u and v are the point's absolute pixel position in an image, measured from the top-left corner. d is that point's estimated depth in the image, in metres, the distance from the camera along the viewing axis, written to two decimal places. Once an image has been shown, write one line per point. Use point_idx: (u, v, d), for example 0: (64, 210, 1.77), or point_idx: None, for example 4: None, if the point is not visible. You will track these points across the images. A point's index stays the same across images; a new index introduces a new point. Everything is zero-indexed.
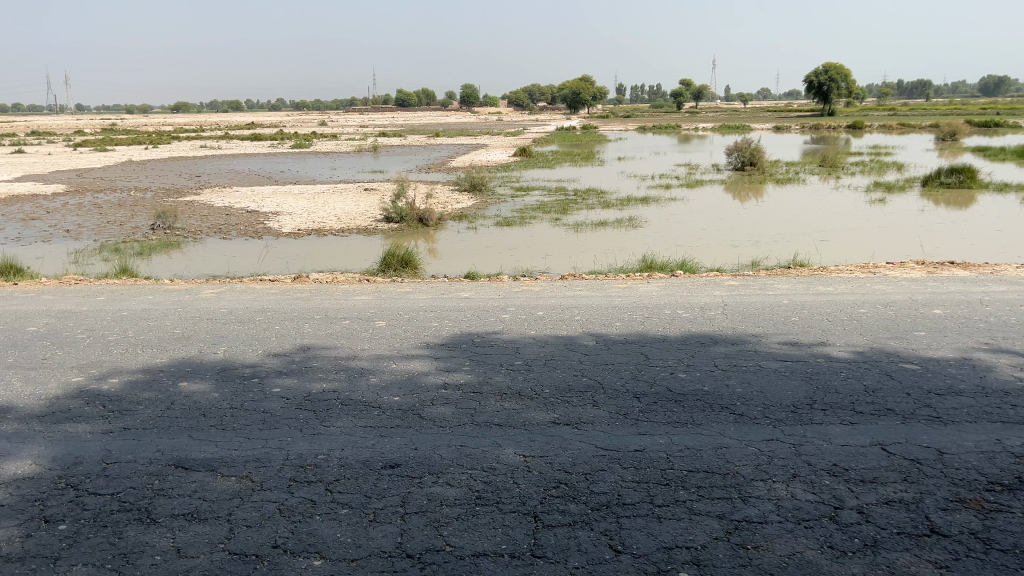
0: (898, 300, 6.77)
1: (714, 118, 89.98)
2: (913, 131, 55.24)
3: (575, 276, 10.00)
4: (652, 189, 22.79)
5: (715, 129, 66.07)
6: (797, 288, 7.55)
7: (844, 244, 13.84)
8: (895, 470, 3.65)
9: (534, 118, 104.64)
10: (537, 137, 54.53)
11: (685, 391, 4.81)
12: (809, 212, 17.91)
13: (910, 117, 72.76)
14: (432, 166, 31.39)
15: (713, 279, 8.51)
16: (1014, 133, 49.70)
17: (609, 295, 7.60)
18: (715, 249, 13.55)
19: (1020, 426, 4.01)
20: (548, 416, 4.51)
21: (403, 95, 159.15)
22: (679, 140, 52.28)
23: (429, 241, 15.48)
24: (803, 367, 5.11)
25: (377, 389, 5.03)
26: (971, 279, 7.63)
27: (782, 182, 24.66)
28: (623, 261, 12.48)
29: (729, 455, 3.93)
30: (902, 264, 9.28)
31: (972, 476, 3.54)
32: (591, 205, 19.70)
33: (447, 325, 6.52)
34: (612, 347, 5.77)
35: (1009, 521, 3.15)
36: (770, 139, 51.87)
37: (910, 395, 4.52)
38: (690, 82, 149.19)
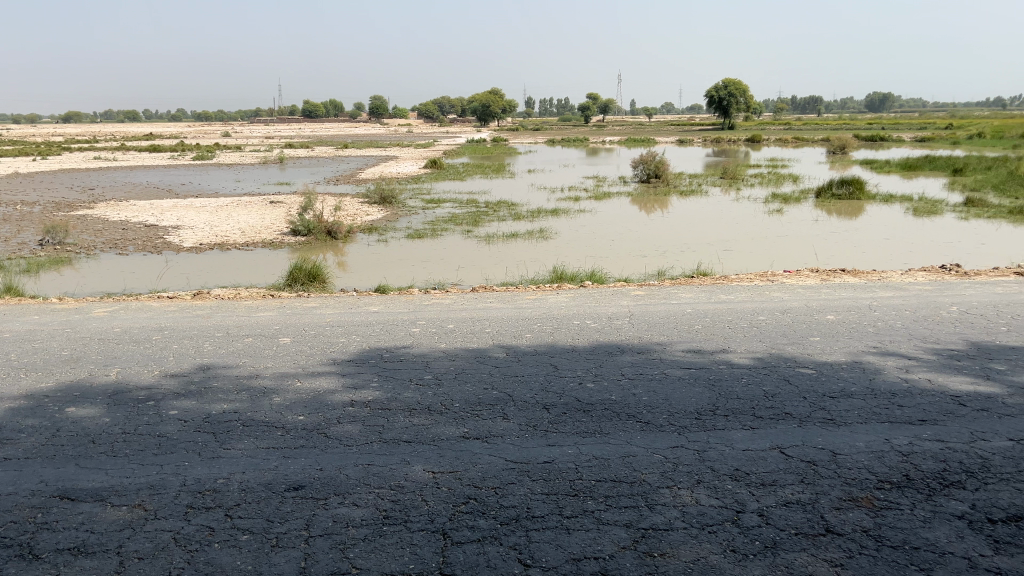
0: (794, 307, 7.06)
1: (621, 131, 92.31)
2: (806, 145, 57.97)
3: (486, 287, 10.04)
4: (561, 201, 23.14)
5: (621, 142, 67.73)
6: (700, 296, 7.78)
7: (745, 253, 14.38)
8: (792, 472, 3.77)
9: (444, 129, 104.88)
10: (448, 149, 54.61)
11: (593, 400, 4.86)
12: (712, 223, 18.53)
13: (804, 131, 76.50)
14: (341, 178, 30.93)
15: (620, 289, 8.68)
16: (897, 147, 52.91)
17: (519, 307, 7.62)
18: (623, 259, 13.83)
19: (907, 426, 4.21)
20: (458, 431, 4.46)
21: (310, 106, 156.08)
22: (589, 153, 53.40)
23: (338, 254, 15.23)
24: (706, 374, 5.24)
25: (280, 409, 4.87)
26: (860, 285, 8.05)
27: (685, 193, 25.46)
28: (534, 272, 12.59)
29: (636, 463, 3.98)
30: (798, 271, 9.71)
31: (863, 476, 3.70)
32: (502, 216, 19.82)
33: (355, 340, 6.40)
34: (522, 358, 5.78)
35: (898, 518, 3.30)
36: (674, 151, 53.66)
37: (806, 399, 4.70)
38: (597, 96, 152.72)
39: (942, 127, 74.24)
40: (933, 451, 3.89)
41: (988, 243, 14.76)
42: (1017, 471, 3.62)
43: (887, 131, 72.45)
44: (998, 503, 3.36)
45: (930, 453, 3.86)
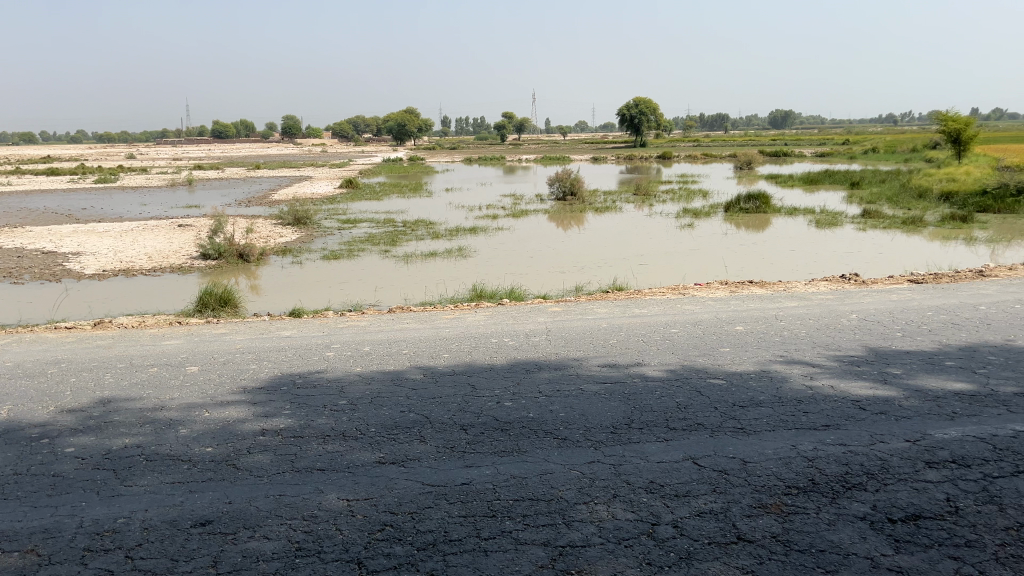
0: (705, 319, 7.25)
1: (537, 149, 93.46)
2: (715, 161, 60.03)
3: (404, 307, 9.96)
4: (479, 219, 23.22)
5: (538, 160, 68.62)
6: (615, 311, 7.91)
7: (659, 266, 14.72)
8: (705, 482, 3.85)
9: (360, 149, 103.94)
10: (364, 169, 54.12)
11: (511, 419, 4.85)
12: (628, 238, 18.91)
13: (713, 148, 79.20)
14: (253, 200, 30.19)
15: (538, 305, 8.73)
16: (800, 162, 55.34)
17: (437, 327, 7.57)
18: (542, 276, 13.94)
19: (812, 432, 4.35)
20: (374, 456, 4.38)
21: (221, 126, 152.13)
22: (506, 171, 53.84)
23: (251, 278, 14.84)
24: (620, 388, 5.30)
25: (186, 442, 4.67)
26: (768, 296, 8.33)
27: (600, 210, 25.92)
28: (453, 291, 12.54)
29: (553, 480, 3.99)
30: (709, 284, 9.99)
31: (772, 482, 3.80)
32: (420, 235, 19.73)
33: (267, 366, 6.22)
34: (439, 379, 5.73)
35: (805, 522, 3.40)
36: (589, 169, 54.62)
37: (717, 409, 4.81)
38: (512, 115, 154.35)
39: (839, 142, 78.11)
40: (836, 455, 4.03)
41: (886, 253, 15.54)
42: (913, 471, 3.79)
43: (790, 146, 75.68)
44: (896, 503, 3.50)
45: (834, 458, 4.00)
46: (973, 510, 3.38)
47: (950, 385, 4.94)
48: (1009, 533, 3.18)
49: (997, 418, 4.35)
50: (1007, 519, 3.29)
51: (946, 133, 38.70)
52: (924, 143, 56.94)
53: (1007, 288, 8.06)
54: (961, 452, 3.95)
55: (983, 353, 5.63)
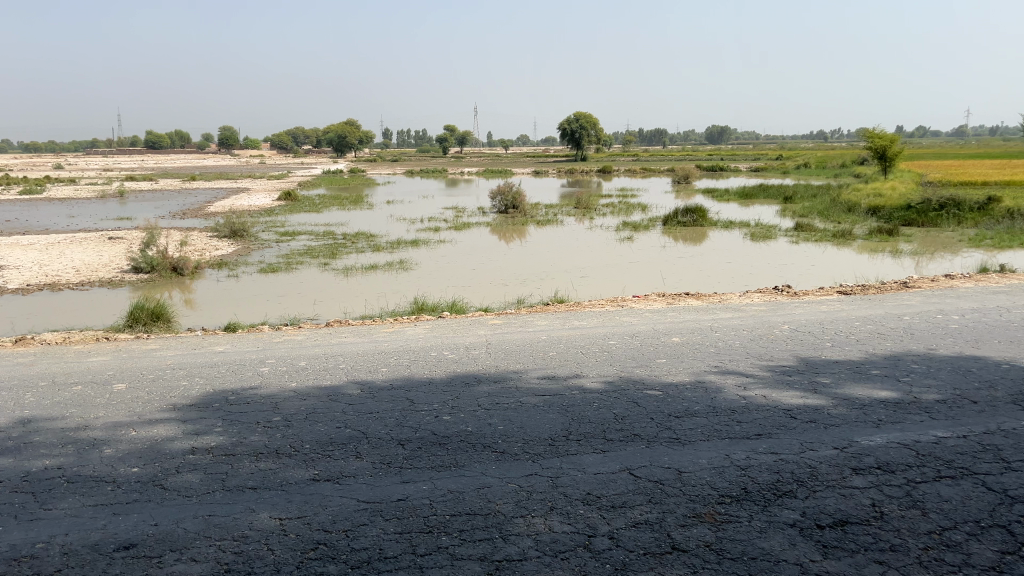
0: (642, 330, 7.34)
1: (480, 162, 93.65)
2: (654, 175, 61.08)
3: (342, 321, 9.82)
4: (420, 232, 23.13)
5: (480, 173, 68.77)
6: (555, 323, 7.95)
7: (599, 279, 14.87)
8: (641, 493, 3.87)
9: (300, 161, 102.69)
10: (304, 181, 53.44)
11: (449, 433, 4.81)
12: (569, 251, 19.07)
13: (651, 162, 80.69)
14: (188, 212, 29.47)
15: (477, 318, 8.71)
16: (736, 177, 56.72)
17: (376, 341, 7.48)
18: (483, 289, 13.94)
19: (745, 441, 4.43)
20: (308, 473, 4.29)
21: (154, 136, 148.02)
22: (448, 183, 53.87)
23: (185, 292, 14.47)
24: (559, 401, 5.31)
25: (111, 462, 4.50)
26: (703, 307, 8.49)
27: (542, 223, 26.10)
28: (394, 304, 12.42)
29: (490, 494, 3.96)
30: (647, 296, 10.12)
31: (706, 492, 3.85)
32: (360, 248, 19.54)
33: (198, 383, 6.05)
34: (377, 394, 5.65)
35: (737, 531, 3.45)
36: (530, 182, 55.02)
37: (653, 420, 4.86)
38: (454, 128, 154.50)
39: (773, 158, 80.40)
40: (767, 463, 4.11)
41: (817, 265, 16.01)
42: (841, 477, 3.89)
43: (726, 161, 77.52)
44: (825, 509, 3.58)
45: (766, 466, 4.08)
46: (896, 515, 3.49)
47: (876, 393, 5.10)
48: (931, 536, 3.28)
49: (919, 425, 4.51)
50: (929, 523, 3.40)
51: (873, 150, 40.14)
52: (852, 159, 58.98)
53: (929, 299, 8.37)
54: (886, 458, 4.07)
55: (907, 361, 5.83)
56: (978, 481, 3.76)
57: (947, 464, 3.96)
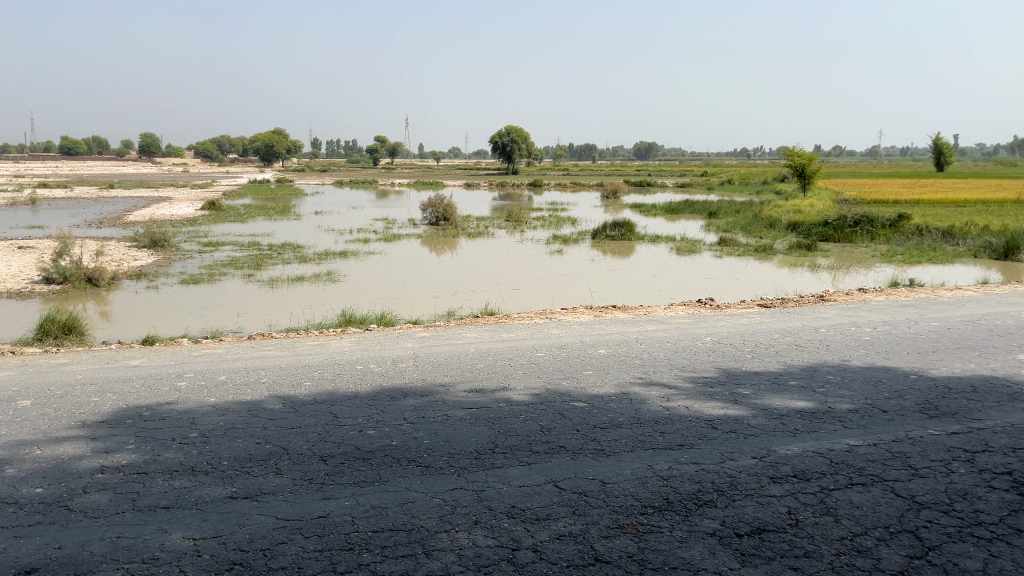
0: (570, 342, 7.39)
1: (411, 174, 93.17)
2: (583, 189, 61.94)
3: (266, 334, 9.58)
4: (349, 243, 22.84)
5: (411, 185, 68.48)
6: (483, 335, 7.94)
7: (529, 291, 14.93)
8: (565, 505, 3.88)
9: (225, 170, 100.28)
10: (229, 190, 52.16)
11: (373, 447, 4.73)
12: (499, 263, 19.11)
13: (581, 177, 81.82)
14: (105, 221, 28.37)
15: (405, 331, 8.62)
16: (664, 192, 57.94)
17: (300, 354, 7.31)
18: (413, 300, 13.86)
19: (668, 451, 4.49)
20: (225, 491, 4.15)
21: (70, 142, 142.29)
22: (379, 194, 53.46)
23: (100, 303, 13.90)
24: (486, 414, 5.29)
25: (12, 483, 4.26)
26: (630, 320, 8.61)
27: (472, 235, 26.11)
28: (321, 316, 12.21)
29: (414, 509, 3.91)
30: (576, 309, 10.20)
31: (629, 503, 3.88)
32: (286, 259, 19.15)
33: (111, 399, 5.80)
34: (299, 408, 5.52)
35: (659, 541, 3.48)
36: (462, 195, 55.07)
37: (579, 431, 4.88)
38: (385, 138, 153.41)
39: (697, 174, 82.54)
40: (689, 473, 4.17)
41: (740, 279, 16.45)
42: (759, 486, 3.98)
43: (653, 176, 79.19)
44: (744, 517, 3.66)
45: (687, 476, 4.15)
46: (811, 522, 3.58)
47: (793, 404, 5.25)
48: (844, 542, 3.38)
49: (834, 433, 4.66)
50: (842, 529, 3.50)
51: (793, 168, 41.58)
52: (773, 176, 61.05)
53: (844, 312, 8.68)
54: (802, 466, 4.19)
55: (822, 372, 6.02)
56: (887, 487, 3.90)
57: (859, 472, 4.09)
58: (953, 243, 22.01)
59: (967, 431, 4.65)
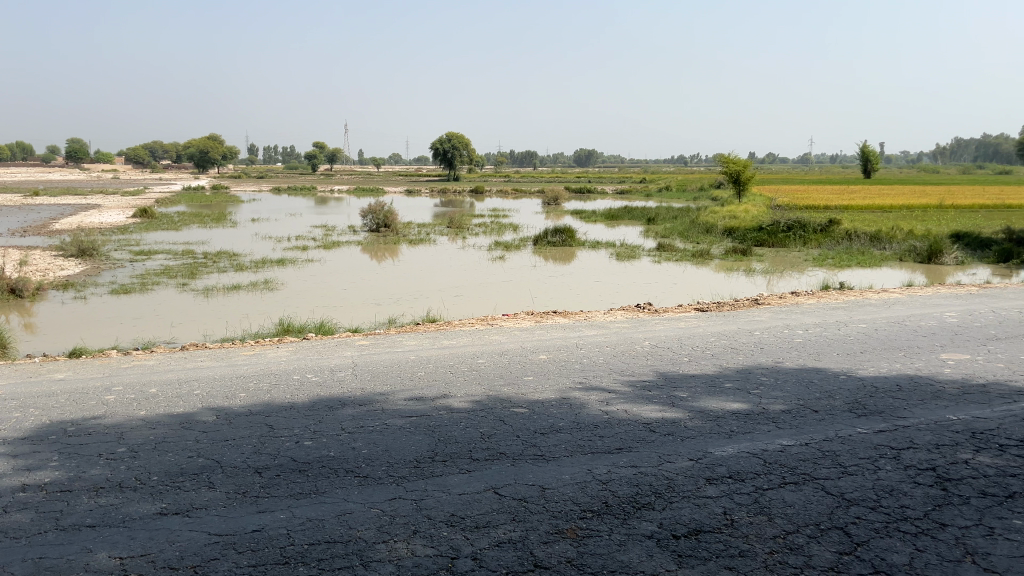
0: (510, 348, 7.39)
1: (351, 181, 92.25)
2: (525, 196, 62.26)
3: (201, 345, 9.35)
4: (287, 251, 22.46)
5: (351, 192, 67.72)
6: (423, 343, 7.89)
7: (472, 297, 14.91)
8: (504, 512, 3.87)
9: (157, 176, 97.62)
10: (162, 197, 50.74)
11: (310, 459, 4.65)
12: (441, 270, 19.02)
13: (522, 183, 82.15)
14: (30, 229, 27.30)
15: (343, 339, 8.50)
16: (604, 199, 58.65)
17: (235, 365, 7.14)
18: (353, 308, 13.71)
19: (607, 455, 4.53)
20: (154, 507, 4.02)
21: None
22: (318, 201, 52.69)
23: (24, 315, 13.37)
24: (425, 422, 5.24)
25: None
26: (571, 325, 8.67)
27: (413, 241, 25.95)
28: (258, 325, 11.98)
29: (352, 520, 3.84)
30: (517, 315, 10.23)
31: (569, 508, 3.89)
32: (222, 267, 18.72)
33: (34, 414, 5.57)
34: (234, 420, 5.39)
35: (597, 545, 3.50)
36: (403, 201, 54.67)
37: (519, 438, 4.88)
38: (324, 144, 151.53)
39: (636, 181, 83.83)
40: (627, 477, 4.21)
41: (679, 283, 16.74)
42: (695, 487, 4.03)
43: (592, 183, 80.11)
44: (681, 519, 3.70)
45: (626, 479, 4.18)
46: (746, 521, 3.64)
47: (728, 405, 5.34)
48: (777, 541, 3.45)
49: (767, 434, 4.76)
50: (775, 528, 3.57)
51: (729, 175, 42.53)
52: (709, 183, 62.41)
53: (778, 314, 8.91)
54: (737, 467, 4.26)
55: (756, 374, 6.15)
56: (818, 485, 4.00)
57: (791, 471, 4.18)
58: (880, 247, 22.80)
59: (893, 429, 4.80)
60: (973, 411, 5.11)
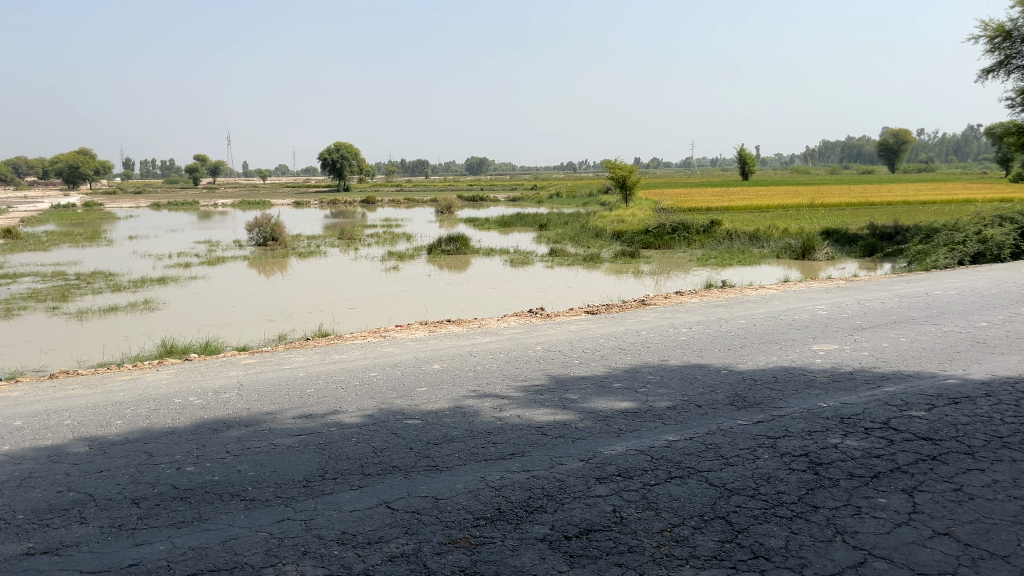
0: (403, 360, 7.31)
1: (236, 193, 89.25)
2: (418, 205, 62.01)
3: (75, 371, 8.84)
4: (169, 268, 21.51)
5: (238, 205, 65.58)
6: (313, 358, 7.71)
7: (366, 310, 14.72)
8: (397, 526, 3.82)
9: (22, 193, 91.50)
10: (28, 216, 47.44)
11: (192, 485, 4.45)
12: (334, 282, 18.67)
13: (416, 192, 81.76)
14: None
15: (227, 359, 8.19)
16: (498, 206, 59.00)
17: (111, 392, 6.74)
18: (242, 326, 13.30)
19: (500, 461, 4.55)
20: (19, 548, 3.75)
21: None
22: (202, 215, 50.66)
23: None
24: (315, 440, 5.12)
25: None
26: (464, 333, 8.67)
27: (304, 254, 25.35)
28: (138, 348, 11.42)
29: (237, 546, 3.70)
30: (411, 326, 10.14)
31: (462, 516, 3.88)
32: (97, 289, 17.75)
33: None
34: (109, 449, 5.10)
35: (491, 551, 3.50)
36: (291, 213, 53.32)
37: (412, 449, 4.84)
38: (205, 158, 146.07)
39: (527, 187, 84.88)
40: (520, 482, 4.24)
41: (572, 287, 17.07)
42: (586, 487, 4.11)
43: (484, 191, 80.71)
44: (572, 520, 3.76)
45: (518, 484, 4.21)
46: (634, 517, 3.74)
47: (617, 405, 5.47)
48: (663, 534, 3.55)
49: (653, 430, 4.90)
50: (662, 522, 3.67)
51: (616, 180, 43.68)
52: (599, 188, 63.99)
53: (663, 314, 9.23)
54: (625, 465, 4.37)
55: (643, 373, 6.31)
56: (702, 478, 4.15)
57: (676, 466, 4.32)
58: (758, 245, 23.93)
59: (770, 418, 5.04)
60: (841, 397, 5.43)
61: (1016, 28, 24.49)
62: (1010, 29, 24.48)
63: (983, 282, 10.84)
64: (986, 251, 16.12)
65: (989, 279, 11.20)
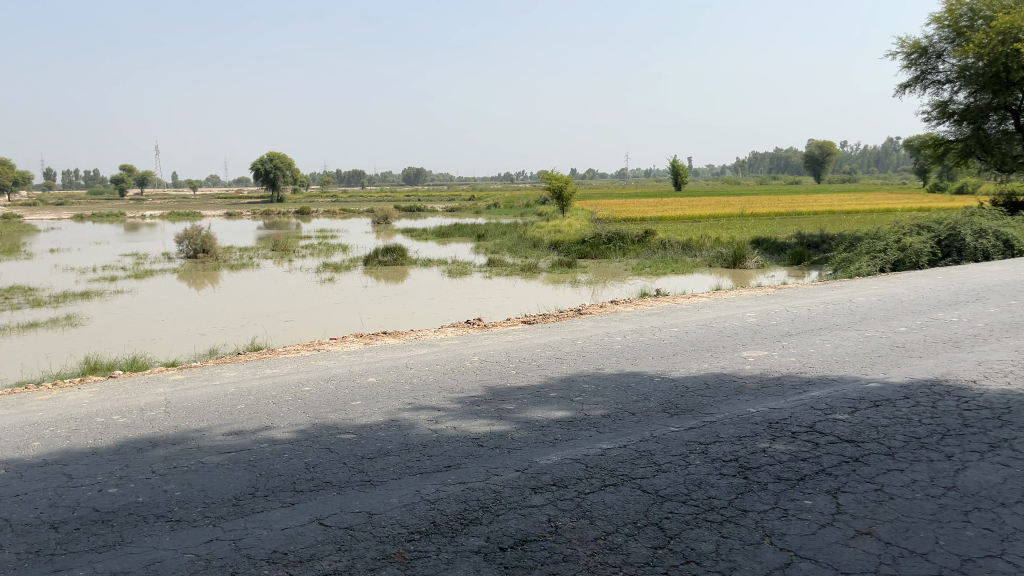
0: (337, 373, 7.20)
1: (165, 204, 86.82)
2: (354, 216, 61.32)
3: None
4: (93, 282, 20.79)
5: (167, 216, 63.70)
6: (244, 373, 7.54)
7: (301, 322, 14.50)
8: (330, 543, 3.75)
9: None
10: None
11: (115, 507, 4.29)
12: (267, 295, 18.31)
13: (352, 203, 80.83)
14: None
15: (153, 375, 7.92)
16: (436, 216, 58.82)
17: (30, 412, 6.45)
18: (172, 340, 12.94)
19: (435, 474, 4.52)
20: None
21: None
22: (129, 228, 49.11)
23: None
24: (245, 457, 5.00)
25: None
26: (400, 345, 8.60)
27: (236, 266, 24.80)
28: (61, 365, 11.01)
29: (162, 568, 3.58)
30: (346, 338, 10.00)
31: (395, 531, 3.84)
32: (14, 304, 16.99)
33: None
34: (26, 472, 4.88)
35: (426, 565, 3.46)
36: (223, 225, 52.22)
37: (345, 465, 4.76)
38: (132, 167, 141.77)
39: (465, 198, 84.96)
40: (455, 494, 4.21)
41: (509, 297, 17.13)
42: (521, 498, 4.11)
43: (423, 201, 80.29)
44: (507, 531, 3.75)
45: (453, 497, 4.18)
46: (568, 526, 3.75)
47: (553, 414, 5.50)
48: (598, 542, 3.58)
49: (588, 439, 4.94)
50: (596, 530, 3.70)
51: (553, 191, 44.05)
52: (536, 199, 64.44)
53: (598, 323, 9.34)
54: (560, 474, 4.38)
55: (578, 382, 6.35)
56: (635, 485, 4.20)
57: (611, 474, 4.36)
58: (692, 254, 24.46)
59: (702, 425, 5.13)
60: (769, 403, 5.57)
61: (931, 45, 25.67)
62: (926, 46, 25.63)
63: (903, 289, 11.25)
64: (906, 259, 16.87)
65: (908, 286, 11.64)
